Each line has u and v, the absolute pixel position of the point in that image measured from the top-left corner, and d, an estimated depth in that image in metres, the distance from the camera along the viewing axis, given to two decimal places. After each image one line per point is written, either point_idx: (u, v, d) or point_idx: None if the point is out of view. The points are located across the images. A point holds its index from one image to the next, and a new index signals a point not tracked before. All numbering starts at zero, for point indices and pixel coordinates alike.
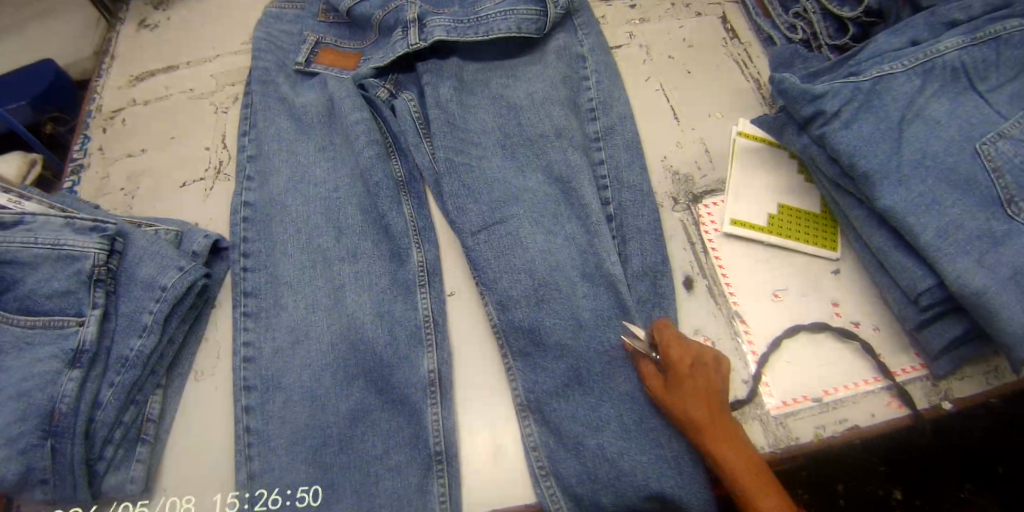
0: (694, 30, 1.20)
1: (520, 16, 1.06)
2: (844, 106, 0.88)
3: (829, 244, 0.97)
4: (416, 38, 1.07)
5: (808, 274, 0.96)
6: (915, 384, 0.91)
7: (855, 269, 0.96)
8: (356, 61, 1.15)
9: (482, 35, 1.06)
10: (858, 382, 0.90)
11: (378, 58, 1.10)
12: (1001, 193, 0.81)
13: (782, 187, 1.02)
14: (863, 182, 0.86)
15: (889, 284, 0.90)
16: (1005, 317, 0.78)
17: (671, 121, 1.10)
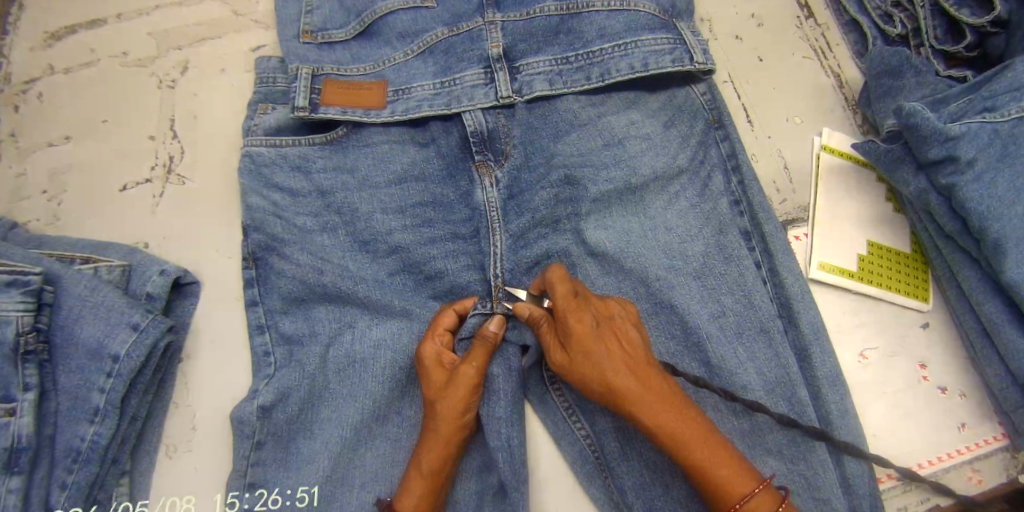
0: (764, 4, 0.99)
1: (645, 50, 0.82)
2: (978, 154, 0.73)
3: (920, 293, 0.83)
4: (510, 86, 0.82)
5: (896, 328, 0.82)
6: (994, 456, 0.79)
7: (946, 326, 0.83)
8: (383, 94, 0.82)
9: (597, 80, 0.83)
10: (941, 454, 0.78)
11: (432, 99, 0.82)
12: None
13: (873, 217, 0.85)
14: (990, 249, 0.73)
15: (994, 358, 0.77)
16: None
17: (744, 126, 0.92)
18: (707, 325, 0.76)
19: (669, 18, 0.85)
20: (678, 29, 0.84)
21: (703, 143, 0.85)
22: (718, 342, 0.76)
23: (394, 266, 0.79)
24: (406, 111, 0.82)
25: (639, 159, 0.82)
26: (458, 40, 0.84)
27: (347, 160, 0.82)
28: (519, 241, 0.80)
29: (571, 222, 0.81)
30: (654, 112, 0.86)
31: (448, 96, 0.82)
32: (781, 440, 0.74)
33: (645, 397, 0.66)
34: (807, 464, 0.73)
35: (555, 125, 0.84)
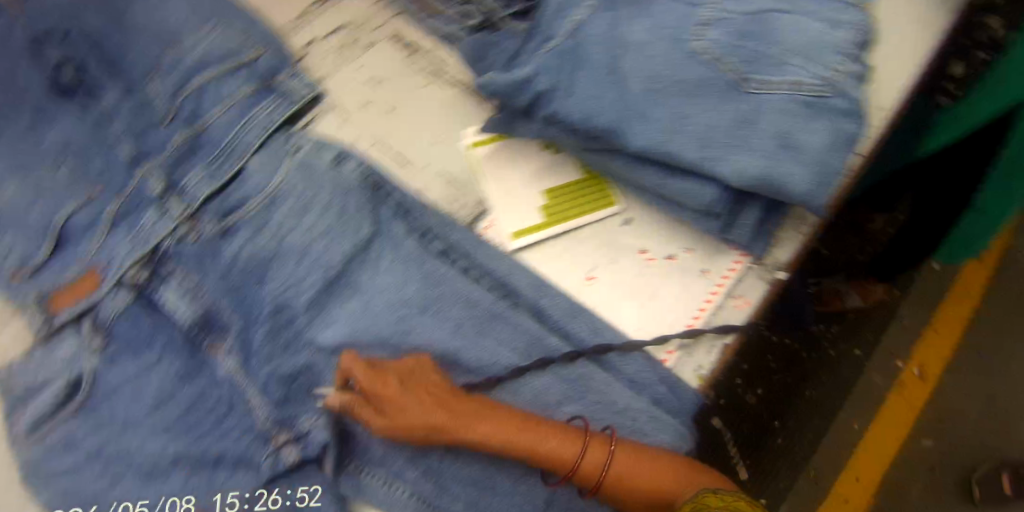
0: (373, 54, 0.98)
1: (263, 112, 0.94)
2: (556, 77, 0.78)
3: (608, 202, 0.88)
4: (182, 204, 0.91)
5: (606, 241, 0.87)
6: (746, 276, 0.86)
7: (644, 213, 0.88)
8: (97, 275, 0.90)
9: (245, 156, 0.92)
10: (698, 311, 0.84)
11: (131, 252, 0.90)
12: (735, 75, 0.77)
13: (535, 174, 0.89)
14: (615, 137, 0.78)
15: (679, 208, 0.84)
16: (795, 180, 0.77)
17: (396, 170, 0.92)
18: (452, 342, 0.82)
19: (265, 83, 0.96)
20: (277, 83, 0.96)
21: (372, 198, 0.89)
22: (466, 350, 0.81)
23: (179, 478, 0.81)
24: (116, 274, 0.89)
25: (324, 250, 0.86)
26: (127, 204, 0.92)
27: (99, 415, 0.85)
28: (276, 380, 0.83)
29: (299, 340, 0.84)
30: (324, 207, 0.88)
31: (140, 246, 0.90)
32: (561, 387, 0.80)
33: (461, 425, 0.74)
34: (593, 391, 0.80)
35: (255, 269, 0.87)
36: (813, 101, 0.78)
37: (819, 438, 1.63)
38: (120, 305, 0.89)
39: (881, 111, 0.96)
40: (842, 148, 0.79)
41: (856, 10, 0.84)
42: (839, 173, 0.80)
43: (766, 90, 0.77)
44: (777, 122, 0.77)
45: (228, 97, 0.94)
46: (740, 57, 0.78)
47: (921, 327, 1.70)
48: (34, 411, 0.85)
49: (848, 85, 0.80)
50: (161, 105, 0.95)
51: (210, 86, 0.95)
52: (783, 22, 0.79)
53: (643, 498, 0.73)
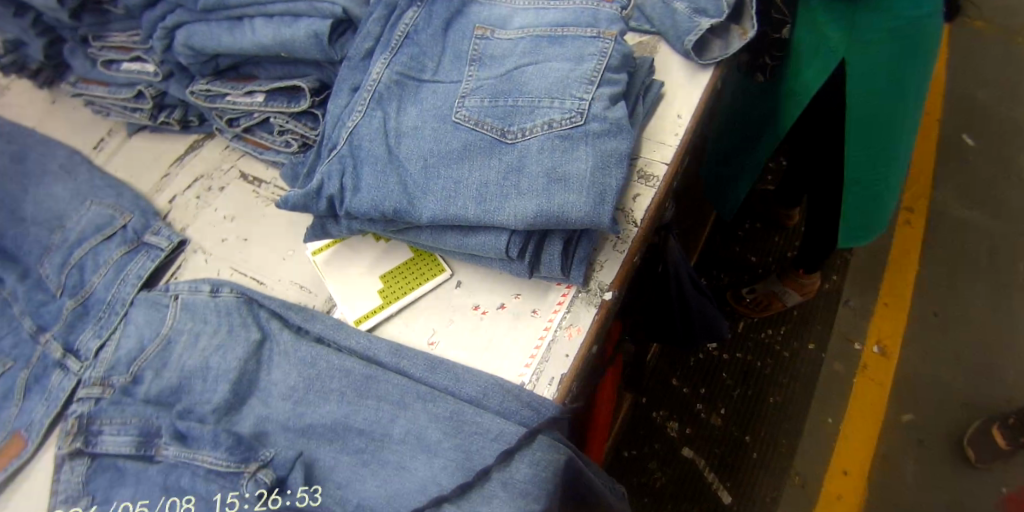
0: (226, 200, 1.11)
1: (139, 266, 1.05)
2: (341, 177, 0.87)
3: (435, 271, 0.94)
4: (78, 362, 0.99)
5: (440, 308, 0.92)
6: (575, 304, 0.88)
7: (471, 272, 0.93)
8: (19, 438, 0.97)
9: (123, 308, 1.02)
10: (533, 351, 0.86)
11: (43, 413, 0.97)
12: (494, 132, 0.86)
13: (371, 264, 0.97)
14: (403, 215, 0.85)
15: (492, 261, 0.88)
16: (571, 206, 0.81)
17: (256, 288, 1.00)
18: (318, 428, 0.85)
19: (139, 241, 1.08)
20: (146, 239, 1.08)
21: (247, 310, 0.95)
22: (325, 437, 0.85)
23: None
24: (35, 436, 0.96)
25: (191, 377, 0.92)
26: (36, 371, 1.02)
27: None
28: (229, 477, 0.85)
29: (185, 466, 0.87)
30: (190, 339, 0.95)
31: (52, 405, 0.98)
32: (418, 453, 0.81)
33: None
34: (456, 441, 0.80)
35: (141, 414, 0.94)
36: (569, 133, 0.84)
37: (797, 439, 1.58)
38: (38, 461, 0.95)
39: (679, 119, 1.03)
40: (616, 164, 0.83)
41: (604, 39, 0.91)
42: (620, 189, 0.83)
43: (524, 137, 0.85)
44: (542, 161, 0.83)
45: (108, 260, 1.06)
46: (495, 116, 0.87)
47: (868, 304, 1.69)
48: None
49: (602, 107, 0.85)
50: (54, 282, 1.07)
51: (93, 255, 1.08)
52: (531, 73, 0.89)
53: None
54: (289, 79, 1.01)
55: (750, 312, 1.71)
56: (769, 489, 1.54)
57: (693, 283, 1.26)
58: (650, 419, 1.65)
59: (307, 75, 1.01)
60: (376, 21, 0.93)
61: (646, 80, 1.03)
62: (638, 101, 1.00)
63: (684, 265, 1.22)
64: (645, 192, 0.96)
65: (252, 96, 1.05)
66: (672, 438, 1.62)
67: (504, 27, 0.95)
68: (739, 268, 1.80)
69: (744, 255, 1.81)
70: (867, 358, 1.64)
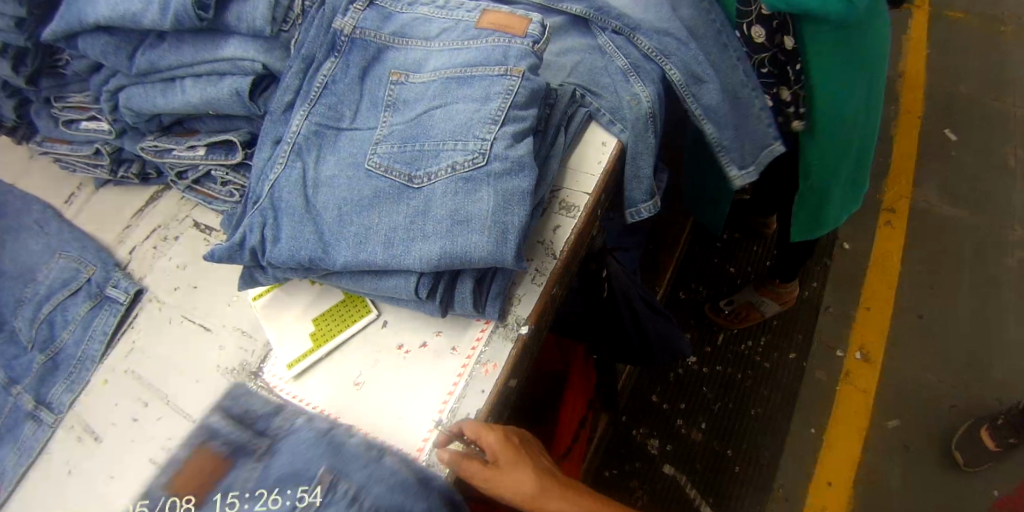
0: (181, 249, 1.16)
1: (103, 320, 1.12)
2: (261, 230, 0.91)
3: (363, 312, 0.97)
4: (51, 413, 1.08)
5: (368, 348, 0.95)
6: (493, 340, 0.90)
7: (398, 311, 0.96)
8: None
9: (94, 365, 1.10)
10: (451, 388, 0.88)
11: (18, 462, 1.06)
12: (402, 178, 0.89)
13: (306, 306, 1.00)
14: (321, 262, 0.89)
15: (411, 302, 0.90)
16: (473, 247, 0.83)
17: (204, 334, 1.05)
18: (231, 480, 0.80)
19: (102, 294, 1.14)
20: (108, 292, 1.14)
21: None
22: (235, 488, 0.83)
23: None
24: (10, 479, 1.05)
25: None
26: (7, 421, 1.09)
27: None
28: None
29: None
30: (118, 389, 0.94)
31: (26, 454, 1.06)
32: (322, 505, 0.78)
33: None
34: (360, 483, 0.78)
35: (106, 465, 1.01)
36: (471, 175, 0.86)
37: (780, 450, 1.52)
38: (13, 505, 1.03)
39: (603, 146, 1.04)
40: (517, 203, 0.85)
41: (511, 76, 0.93)
42: (523, 227, 0.84)
43: (429, 181, 0.88)
44: (445, 205, 0.86)
45: (76, 315, 1.13)
46: (403, 161, 0.90)
47: (851, 310, 1.65)
48: None
49: (503, 147, 0.87)
50: (26, 335, 1.15)
51: (62, 310, 1.15)
52: (438, 116, 0.92)
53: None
54: (224, 132, 1.07)
55: (730, 323, 1.64)
56: (751, 502, 1.48)
57: (643, 302, 1.25)
58: (630, 437, 1.58)
59: (240, 128, 1.07)
60: (295, 74, 0.98)
61: (568, 111, 1.03)
62: (559, 132, 1.01)
63: (631, 286, 1.22)
64: (565, 223, 0.97)
65: (194, 150, 1.10)
66: (653, 455, 1.55)
67: (418, 70, 0.98)
68: (718, 279, 1.73)
69: (723, 266, 1.74)
70: (852, 367, 1.59)
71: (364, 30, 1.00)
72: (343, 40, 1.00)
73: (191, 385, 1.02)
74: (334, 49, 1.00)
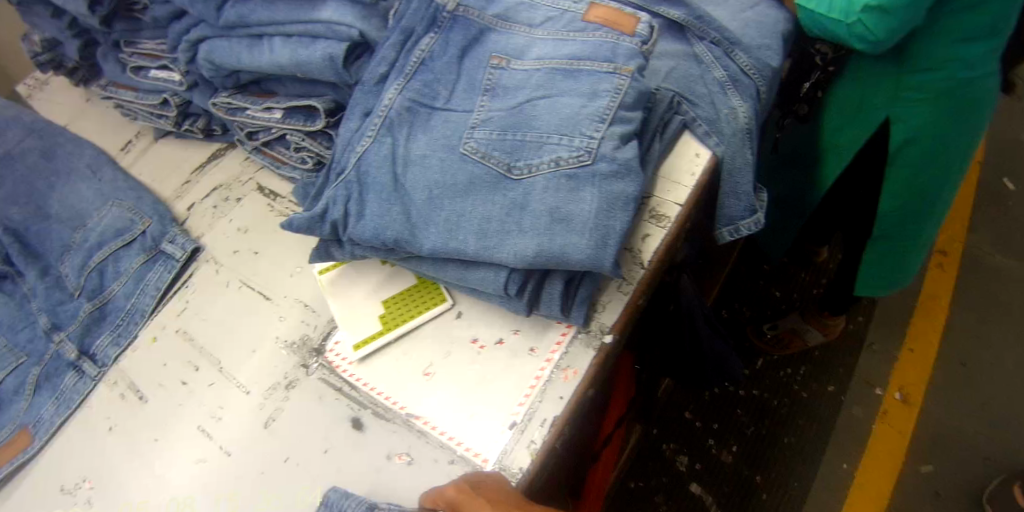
0: (242, 212, 1.12)
1: (156, 277, 1.08)
2: (345, 205, 0.88)
3: (437, 299, 0.94)
4: (94, 366, 1.05)
5: (440, 338, 0.92)
6: (574, 345, 0.88)
7: (474, 303, 0.94)
8: (29, 433, 1.04)
9: (142, 321, 1.06)
10: (528, 391, 0.85)
11: (55, 413, 1.04)
12: (500, 167, 0.86)
13: (375, 286, 0.97)
14: (406, 244, 0.86)
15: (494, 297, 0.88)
16: (572, 248, 0.80)
17: (263, 303, 1.02)
18: None
19: (156, 248, 1.11)
20: (162, 248, 1.10)
21: None
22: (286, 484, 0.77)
23: None
24: (48, 429, 1.03)
25: None
26: (47, 369, 1.06)
27: None
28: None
29: None
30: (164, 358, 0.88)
31: (65, 405, 1.04)
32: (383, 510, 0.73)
33: None
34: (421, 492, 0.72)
35: (151, 426, 0.99)
36: (576, 172, 0.83)
37: (810, 482, 1.50)
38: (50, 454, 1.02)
39: (697, 157, 1.00)
40: (620, 209, 0.82)
41: (620, 74, 0.89)
42: (625, 233, 0.81)
43: (530, 174, 0.85)
44: (546, 201, 0.83)
45: (127, 268, 1.10)
46: (502, 150, 0.87)
47: (894, 349, 1.63)
48: None
49: (610, 147, 0.84)
50: (72, 282, 1.11)
51: (113, 261, 1.11)
52: (542, 108, 0.88)
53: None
54: (306, 98, 1.03)
55: (771, 350, 1.62)
56: None
57: (707, 324, 1.21)
58: (659, 451, 1.56)
59: (323, 95, 1.03)
60: (392, 46, 0.95)
61: (664, 117, 1.00)
62: (654, 138, 0.98)
63: (699, 304, 1.17)
64: (656, 233, 0.94)
65: (270, 112, 1.06)
66: (681, 473, 1.53)
67: (521, 57, 0.94)
68: (763, 302, 1.70)
69: (769, 290, 1.72)
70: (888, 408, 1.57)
71: (467, 9, 0.97)
72: (444, 16, 0.97)
73: (247, 354, 0.98)
74: (434, 24, 0.97)
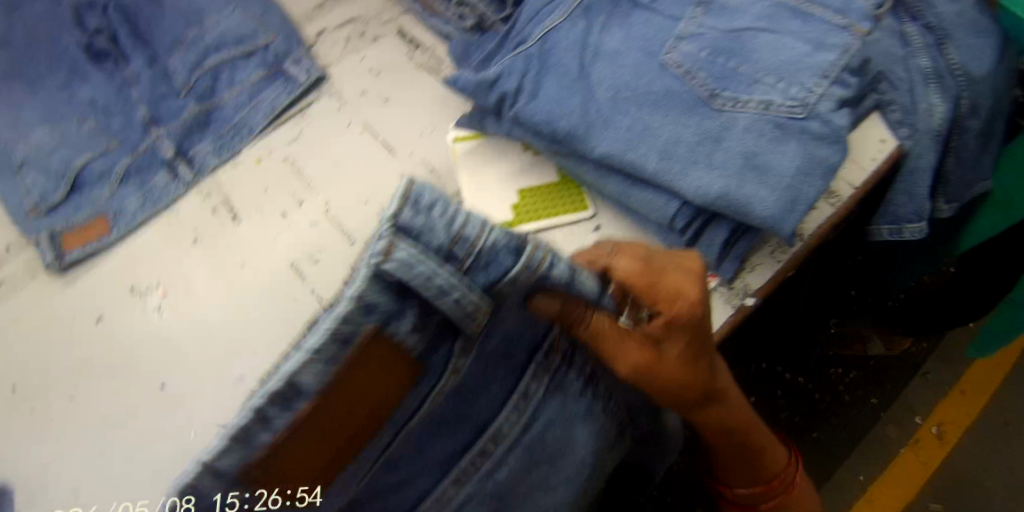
0: (379, 56, 1.04)
1: (272, 97, 1.01)
2: (522, 79, 0.83)
3: (580, 205, 0.91)
4: (190, 172, 1.00)
5: (574, 243, 0.89)
6: (713, 295, 0.86)
7: (616, 219, 0.90)
8: (106, 223, 0.98)
9: (249, 138, 1.01)
10: None
11: (141, 209, 0.98)
12: (703, 91, 0.79)
13: (516, 171, 0.94)
14: (575, 140, 0.81)
15: (647, 221, 0.85)
16: (757, 202, 0.75)
17: (387, 158, 0.97)
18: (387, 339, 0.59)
19: (279, 67, 1.03)
20: (284, 69, 1.03)
21: None
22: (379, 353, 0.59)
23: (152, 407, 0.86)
24: (128, 225, 0.98)
25: None
26: (139, 162, 1.00)
27: (102, 343, 0.92)
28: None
29: None
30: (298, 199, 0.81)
31: (152, 203, 0.99)
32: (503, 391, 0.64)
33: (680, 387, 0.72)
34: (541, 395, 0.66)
35: (242, 247, 0.95)
36: (786, 122, 0.76)
37: (822, 480, 1.54)
38: (129, 252, 0.97)
39: (882, 143, 0.93)
40: (817, 175, 0.76)
41: (853, 35, 0.80)
42: (812, 202, 0.76)
43: (734, 108, 0.78)
44: (743, 142, 0.76)
45: (244, 80, 1.02)
46: (710, 72, 0.79)
47: (944, 385, 1.62)
48: (41, 327, 0.94)
49: (824, 107, 0.77)
50: (181, 79, 1.03)
51: (228, 69, 1.03)
52: (764, 42, 0.81)
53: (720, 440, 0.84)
54: None
55: (830, 345, 1.63)
56: None
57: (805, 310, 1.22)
58: None
59: None
60: None
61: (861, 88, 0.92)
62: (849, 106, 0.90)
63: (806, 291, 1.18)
64: (821, 210, 0.90)
65: None
66: None
67: None
68: None
69: (847, 288, 1.65)
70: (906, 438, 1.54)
71: None
72: None
73: (360, 206, 0.94)
74: None
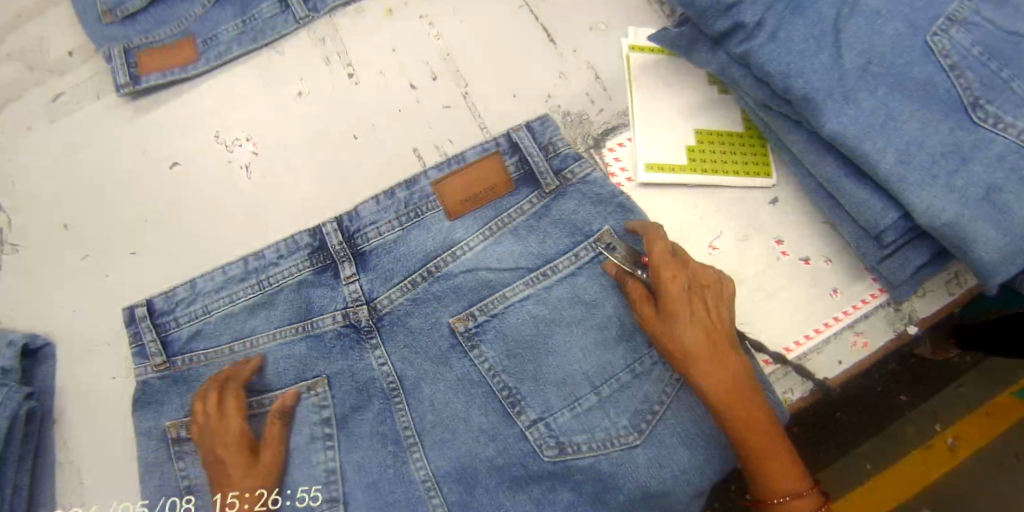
0: None
1: None
2: (766, 13, 0.67)
3: (762, 169, 0.80)
4: (305, 7, 0.83)
5: (740, 209, 0.79)
6: (876, 313, 0.77)
7: (795, 196, 0.79)
8: (194, 48, 0.81)
9: None
10: (812, 332, 0.76)
11: (240, 40, 0.82)
12: (964, 97, 0.66)
13: (695, 107, 0.81)
14: (804, 107, 0.68)
15: (837, 213, 0.74)
16: (985, 244, 0.64)
17: (545, 46, 0.85)
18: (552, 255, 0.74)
19: None
20: None
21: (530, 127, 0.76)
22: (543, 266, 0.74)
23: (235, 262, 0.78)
24: (221, 58, 0.82)
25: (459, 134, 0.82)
26: None
27: (179, 191, 0.80)
28: (440, 399, 0.73)
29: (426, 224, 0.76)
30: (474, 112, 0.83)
31: (253, 36, 0.82)
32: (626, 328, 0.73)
33: (700, 360, 0.66)
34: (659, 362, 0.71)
35: (364, 113, 0.83)
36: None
37: None
38: (220, 91, 0.82)
39: None
40: None
41: None
42: None
43: (994, 129, 0.65)
44: (994, 172, 0.64)
45: None
46: (979, 77, 0.65)
47: None
48: (105, 155, 0.80)
49: None
50: None
51: None
52: None
53: (739, 451, 0.67)
54: None
55: None
56: None
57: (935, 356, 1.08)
58: None
59: None
60: None
61: None
62: None
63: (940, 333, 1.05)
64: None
65: None
66: None
67: None
68: None
69: None
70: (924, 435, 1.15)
71: None
72: None
73: (507, 99, 0.83)
74: None
